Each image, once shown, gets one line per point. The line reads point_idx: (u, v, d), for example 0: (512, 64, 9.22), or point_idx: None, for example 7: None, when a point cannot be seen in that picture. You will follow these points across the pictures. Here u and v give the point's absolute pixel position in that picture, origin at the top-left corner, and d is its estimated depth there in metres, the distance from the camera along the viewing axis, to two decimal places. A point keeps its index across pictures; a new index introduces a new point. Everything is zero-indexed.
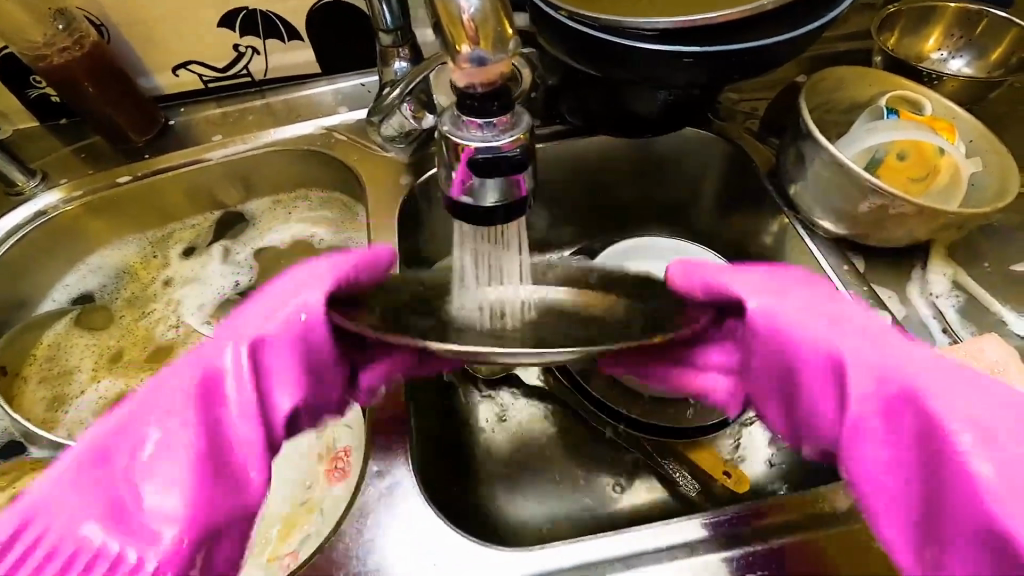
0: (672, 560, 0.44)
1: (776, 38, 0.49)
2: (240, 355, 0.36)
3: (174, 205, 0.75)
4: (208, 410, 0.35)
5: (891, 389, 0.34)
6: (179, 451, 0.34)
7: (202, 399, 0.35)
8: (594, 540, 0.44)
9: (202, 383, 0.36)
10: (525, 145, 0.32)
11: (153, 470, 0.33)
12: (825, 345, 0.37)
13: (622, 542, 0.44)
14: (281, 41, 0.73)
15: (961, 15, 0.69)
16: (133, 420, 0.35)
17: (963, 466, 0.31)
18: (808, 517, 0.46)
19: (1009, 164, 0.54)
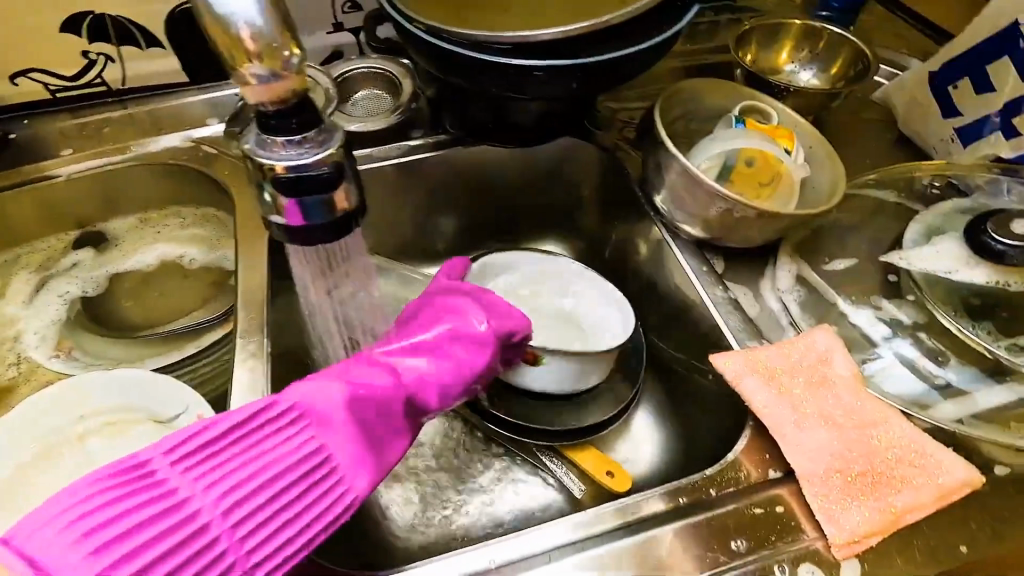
0: (533, 567, 0.41)
1: (623, 52, 0.51)
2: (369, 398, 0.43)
3: (16, 227, 0.67)
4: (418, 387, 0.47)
5: (812, 375, 0.46)
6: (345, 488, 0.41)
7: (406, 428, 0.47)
8: (453, 560, 0.41)
9: (321, 416, 0.41)
10: (338, 161, 0.31)
11: (274, 488, 0.38)
12: (748, 365, 0.46)
13: (484, 556, 0.41)
14: (139, 47, 0.68)
15: (807, 31, 0.76)
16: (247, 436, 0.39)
17: (814, 431, 0.43)
18: (672, 508, 0.43)
19: (841, 168, 0.58)
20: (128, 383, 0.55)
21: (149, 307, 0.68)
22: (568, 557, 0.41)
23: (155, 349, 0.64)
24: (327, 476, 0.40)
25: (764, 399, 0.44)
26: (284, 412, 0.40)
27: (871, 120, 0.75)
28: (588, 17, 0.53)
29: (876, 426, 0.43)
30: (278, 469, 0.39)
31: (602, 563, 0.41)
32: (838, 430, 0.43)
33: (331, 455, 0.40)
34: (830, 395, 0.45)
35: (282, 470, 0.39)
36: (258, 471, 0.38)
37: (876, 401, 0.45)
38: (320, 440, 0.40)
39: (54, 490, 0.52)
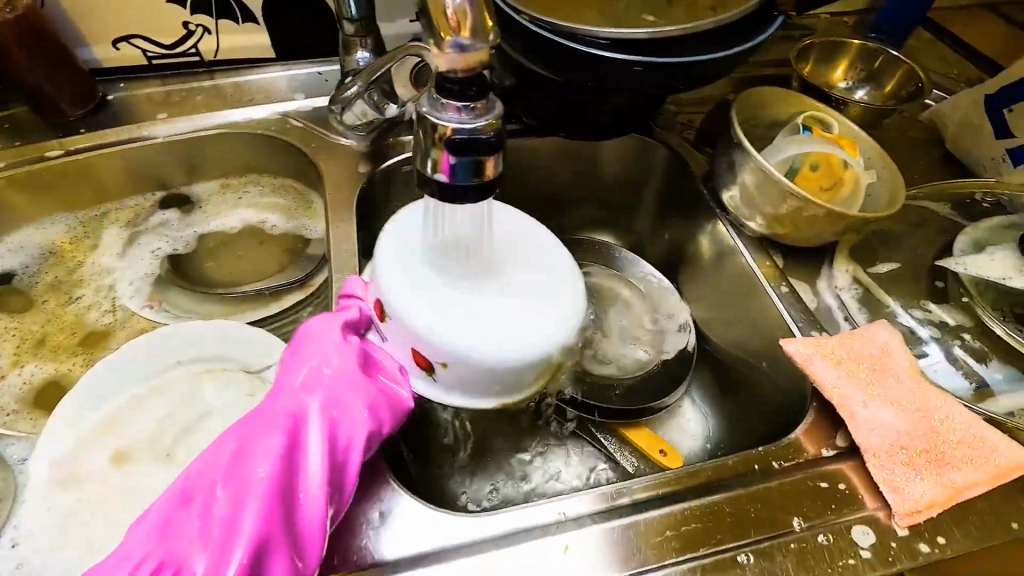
0: (610, 521, 0.44)
1: (712, 55, 0.55)
2: (302, 407, 0.43)
3: (110, 183, 0.71)
4: (307, 396, 0.43)
5: (876, 362, 0.50)
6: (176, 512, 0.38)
7: (267, 430, 0.41)
8: (541, 507, 0.44)
9: (236, 446, 0.40)
10: (498, 129, 0.35)
11: (231, 506, 0.37)
12: (819, 351, 0.50)
13: (564, 507, 0.44)
14: (235, 22, 0.72)
15: (862, 50, 0.80)
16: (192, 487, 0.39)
17: (883, 410, 0.47)
18: (737, 474, 0.46)
19: (898, 178, 0.62)
20: (221, 333, 0.59)
21: (226, 267, 0.71)
22: (644, 514, 0.44)
23: (237, 307, 0.67)
24: (274, 478, 0.38)
25: (834, 380, 0.48)
26: (207, 455, 0.40)
27: (918, 137, 0.79)
28: (678, 20, 0.57)
29: (937, 411, 0.47)
30: (230, 492, 0.38)
31: (667, 523, 0.44)
32: (902, 411, 0.47)
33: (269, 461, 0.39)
34: (894, 381, 0.49)
35: (232, 489, 0.38)
36: (206, 507, 0.38)
37: (935, 389, 0.49)
38: (243, 459, 0.39)
39: (148, 431, 0.55)
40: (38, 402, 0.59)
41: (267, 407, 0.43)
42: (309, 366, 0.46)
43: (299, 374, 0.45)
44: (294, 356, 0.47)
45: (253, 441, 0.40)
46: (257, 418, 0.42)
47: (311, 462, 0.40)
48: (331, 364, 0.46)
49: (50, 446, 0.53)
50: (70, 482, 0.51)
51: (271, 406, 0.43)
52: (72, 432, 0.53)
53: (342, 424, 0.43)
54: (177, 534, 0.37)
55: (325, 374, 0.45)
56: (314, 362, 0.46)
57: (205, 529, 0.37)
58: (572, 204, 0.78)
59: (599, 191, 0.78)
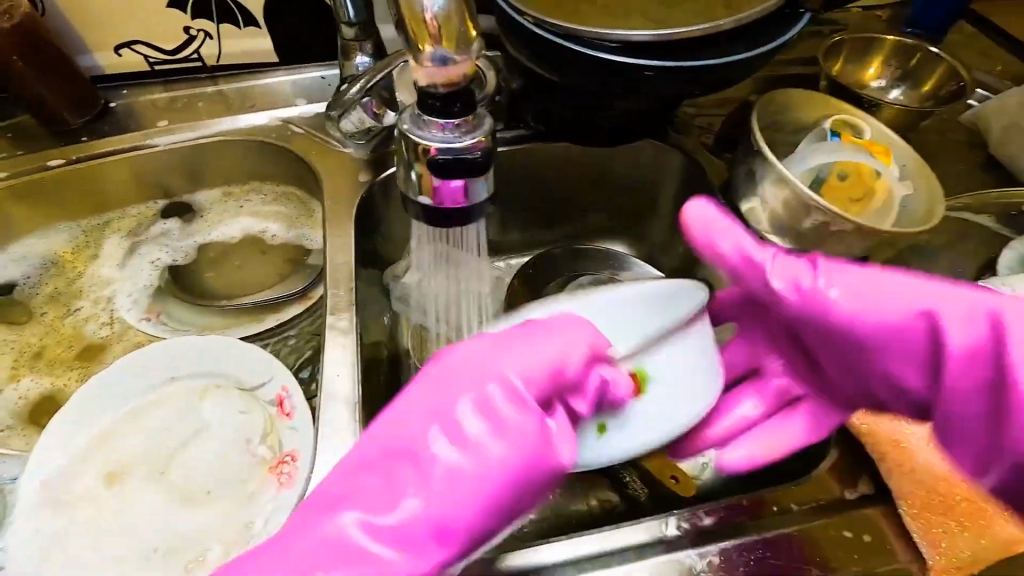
0: (630, 563, 0.41)
1: (731, 58, 0.51)
2: (479, 417, 0.37)
3: (112, 192, 0.70)
4: (489, 412, 0.38)
5: (846, 342, 0.43)
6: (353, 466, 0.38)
7: (443, 434, 0.37)
8: (595, 535, 0.42)
9: (405, 447, 0.37)
10: (487, 147, 0.32)
11: (400, 499, 0.35)
12: (787, 287, 0.43)
13: (615, 538, 0.42)
14: (236, 26, 0.70)
15: (897, 47, 0.74)
16: (364, 478, 0.36)
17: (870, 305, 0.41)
18: (774, 512, 0.43)
19: (936, 189, 0.57)
20: (215, 350, 0.57)
21: (226, 278, 0.70)
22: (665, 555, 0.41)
23: (236, 320, 0.66)
24: (443, 497, 0.35)
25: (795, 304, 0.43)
26: (383, 445, 0.37)
27: (958, 140, 0.73)
28: (696, 19, 0.52)
29: (969, 355, 0.39)
30: (413, 496, 0.35)
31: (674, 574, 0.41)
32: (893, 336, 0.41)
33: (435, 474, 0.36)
34: (892, 299, 0.41)
35: (414, 494, 0.35)
36: (372, 499, 0.36)
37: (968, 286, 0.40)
38: (416, 466, 0.36)
39: (142, 449, 0.53)
40: (34, 417, 0.59)
41: (449, 404, 0.38)
42: (469, 388, 0.38)
43: (474, 384, 0.39)
44: (443, 376, 0.39)
45: (426, 446, 0.37)
46: (435, 416, 0.38)
47: (497, 487, 0.36)
48: (508, 383, 0.39)
49: (42, 465, 0.52)
50: (60, 503, 0.50)
51: (454, 404, 0.38)
52: (64, 450, 0.52)
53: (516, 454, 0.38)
54: (326, 522, 0.35)
55: (499, 394, 0.38)
56: (475, 378, 0.39)
57: (366, 528, 0.35)
58: (583, 212, 0.75)
59: (611, 199, 0.74)
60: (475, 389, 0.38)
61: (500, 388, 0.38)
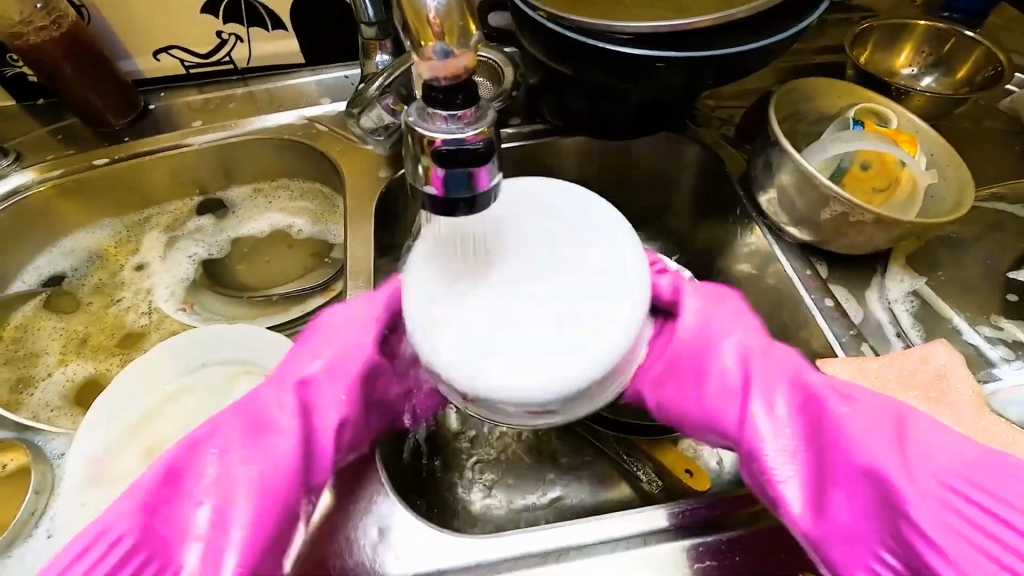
0: (617, 552, 0.43)
1: (747, 47, 0.51)
2: (302, 383, 0.43)
3: (152, 189, 0.74)
4: (257, 406, 0.42)
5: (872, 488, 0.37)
6: (337, 363, 0.44)
7: (292, 390, 0.43)
8: (597, 521, 0.43)
9: (255, 418, 0.41)
10: (490, 138, 0.33)
11: (225, 486, 0.38)
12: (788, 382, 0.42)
13: (619, 523, 0.43)
14: (265, 30, 0.73)
15: (931, 32, 0.72)
16: (233, 417, 0.42)
17: (895, 479, 0.36)
18: None
19: (966, 179, 0.55)
20: (245, 338, 0.60)
21: (254, 270, 0.73)
22: (649, 546, 0.43)
23: (261, 311, 0.69)
24: (234, 464, 0.39)
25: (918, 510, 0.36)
26: (237, 412, 0.42)
27: (997, 127, 0.70)
28: (710, 8, 0.52)
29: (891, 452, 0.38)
30: (237, 468, 0.39)
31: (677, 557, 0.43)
32: (943, 487, 0.37)
33: (227, 465, 0.39)
34: (872, 398, 0.40)
35: (244, 467, 0.39)
36: (231, 468, 0.39)
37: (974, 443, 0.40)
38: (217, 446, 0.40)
39: (178, 432, 0.56)
40: (81, 398, 0.63)
41: (269, 396, 0.43)
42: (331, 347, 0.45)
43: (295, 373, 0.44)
44: (312, 341, 0.46)
45: (266, 427, 0.41)
46: (259, 401, 0.43)
47: (278, 438, 0.40)
48: (328, 363, 0.44)
49: (84, 444, 0.55)
50: (102, 481, 0.53)
51: (285, 385, 0.43)
52: (105, 429, 0.56)
53: (260, 449, 0.40)
54: (185, 497, 0.38)
55: (318, 376, 0.44)
56: (311, 361, 0.44)
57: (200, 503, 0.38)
58: None
59: (628, 194, 0.73)
60: (288, 377, 0.44)
61: (318, 369, 0.44)
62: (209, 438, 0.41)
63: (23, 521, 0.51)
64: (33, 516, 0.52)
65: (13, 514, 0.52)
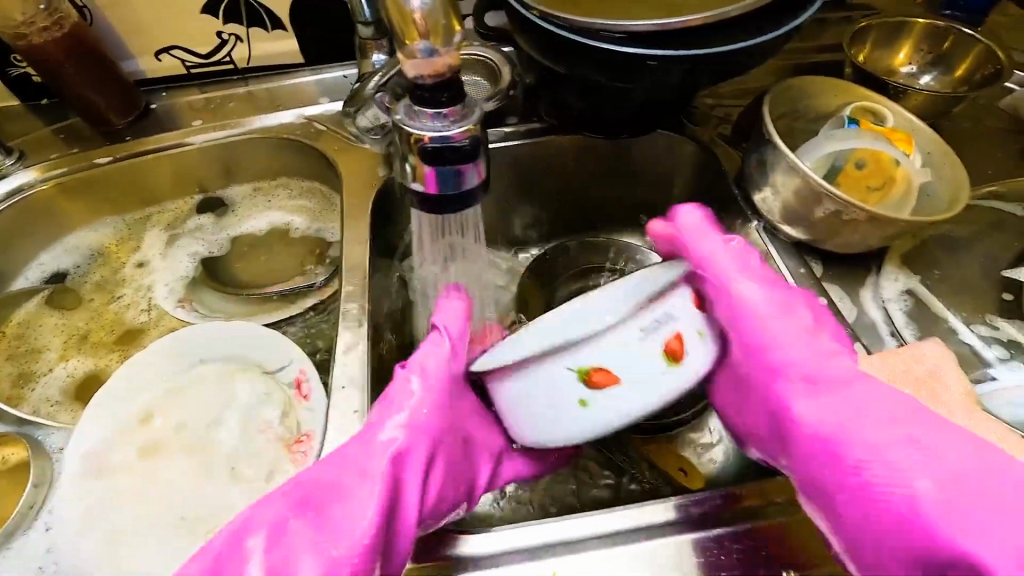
0: (606, 547, 0.43)
1: (741, 45, 0.51)
2: (409, 432, 0.43)
3: (153, 187, 0.75)
4: (349, 463, 0.41)
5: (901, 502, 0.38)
6: (413, 418, 0.43)
7: (378, 444, 0.42)
8: (587, 517, 0.44)
9: (332, 480, 0.41)
10: (475, 135, 0.33)
11: (285, 551, 0.37)
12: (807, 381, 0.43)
13: (610, 520, 0.43)
14: (264, 30, 0.73)
15: (930, 31, 0.71)
16: (333, 471, 0.41)
17: (907, 496, 0.37)
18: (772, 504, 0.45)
19: (962, 177, 0.55)
20: (243, 335, 0.61)
21: (252, 268, 0.74)
22: (637, 540, 0.43)
23: (259, 308, 0.69)
24: (306, 534, 0.38)
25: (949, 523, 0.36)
26: (338, 466, 0.41)
27: (996, 125, 0.70)
28: (704, 7, 0.52)
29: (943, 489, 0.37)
30: (300, 535, 0.38)
31: (668, 554, 0.43)
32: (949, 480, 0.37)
33: (300, 530, 0.38)
34: (858, 392, 0.42)
35: (304, 530, 0.38)
36: (299, 535, 0.38)
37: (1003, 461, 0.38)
38: (309, 514, 0.39)
39: (176, 427, 0.57)
40: (81, 393, 0.64)
41: (366, 443, 0.42)
42: (411, 399, 0.44)
43: (375, 425, 0.43)
44: (395, 399, 0.44)
45: (335, 493, 0.40)
46: (349, 454, 0.42)
47: (354, 496, 0.40)
48: (414, 413, 0.43)
49: (83, 437, 0.56)
50: (100, 473, 0.54)
51: (377, 434, 0.43)
52: (104, 423, 0.57)
53: (325, 503, 0.39)
54: (240, 569, 0.37)
55: (405, 427, 0.43)
56: (399, 400, 0.44)
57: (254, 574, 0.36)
58: (596, 205, 0.75)
59: (625, 192, 0.73)
60: (389, 428, 0.43)
61: (405, 418, 0.43)
62: (283, 493, 0.40)
63: (22, 513, 0.52)
64: (32, 509, 0.52)
65: (13, 507, 0.53)
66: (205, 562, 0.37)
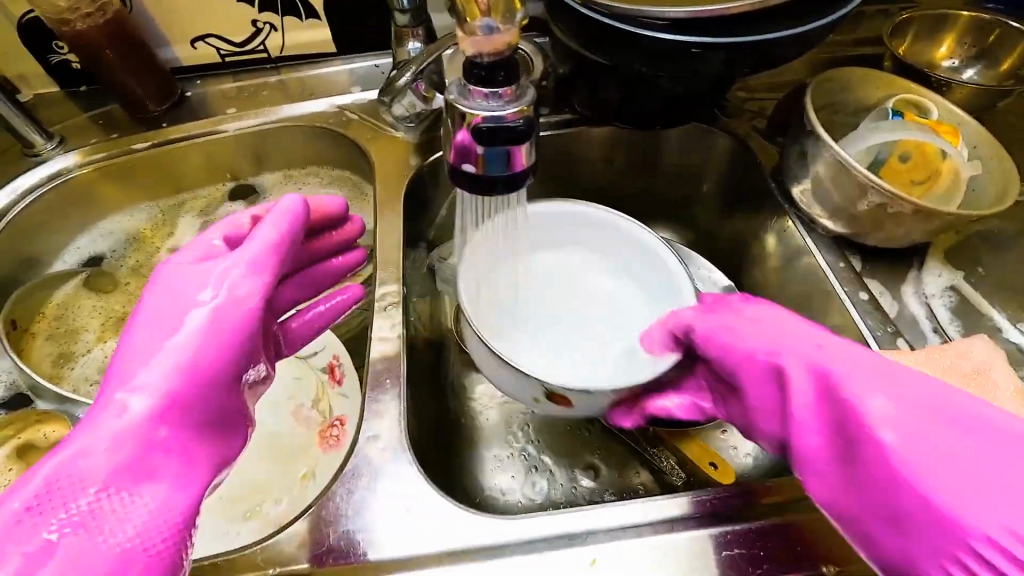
0: (642, 537, 0.44)
1: (787, 33, 0.50)
2: (162, 386, 0.38)
3: (187, 173, 0.76)
4: (105, 422, 0.37)
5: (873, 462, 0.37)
6: (174, 367, 0.39)
7: (118, 392, 0.38)
8: (623, 507, 0.44)
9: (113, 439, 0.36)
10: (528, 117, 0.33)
11: (101, 532, 0.34)
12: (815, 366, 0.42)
13: (646, 509, 0.45)
14: (298, 18, 0.74)
15: (974, 23, 0.70)
16: (92, 432, 0.37)
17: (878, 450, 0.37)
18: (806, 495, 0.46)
19: (1011, 171, 0.54)
20: None
21: None
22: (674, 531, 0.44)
23: None
24: (95, 509, 0.35)
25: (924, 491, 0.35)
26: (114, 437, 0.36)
27: None
28: None
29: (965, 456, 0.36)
30: (91, 522, 0.34)
31: (704, 545, 0.44)
32: (937, 424, 0.37)
33: (56, 510, 0.34)
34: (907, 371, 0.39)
35: (120, 500, 0.35)
36: (90, 511, 0.35)
37: None
38: (42, 485, 0.35)
39: None
40: None
41: (111, 401, 0.38)
42: (165, 313, 0.41)
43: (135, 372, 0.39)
44: (151, 324, 0.41)
45: (147, 455, 0.37)
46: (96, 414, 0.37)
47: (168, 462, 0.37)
48: (174, 358, 0.39)
49: None
50: None
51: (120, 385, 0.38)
52: None
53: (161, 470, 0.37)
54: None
55: (180, 374, 0.39)
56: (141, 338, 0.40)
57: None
58: (626, 197, 0.74)
59: (656, 185, 0.73)
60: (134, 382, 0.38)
61: (177, 360, 0.39)
62: (81, 468, 0.35)
63: None
64: None
65: None
66: None
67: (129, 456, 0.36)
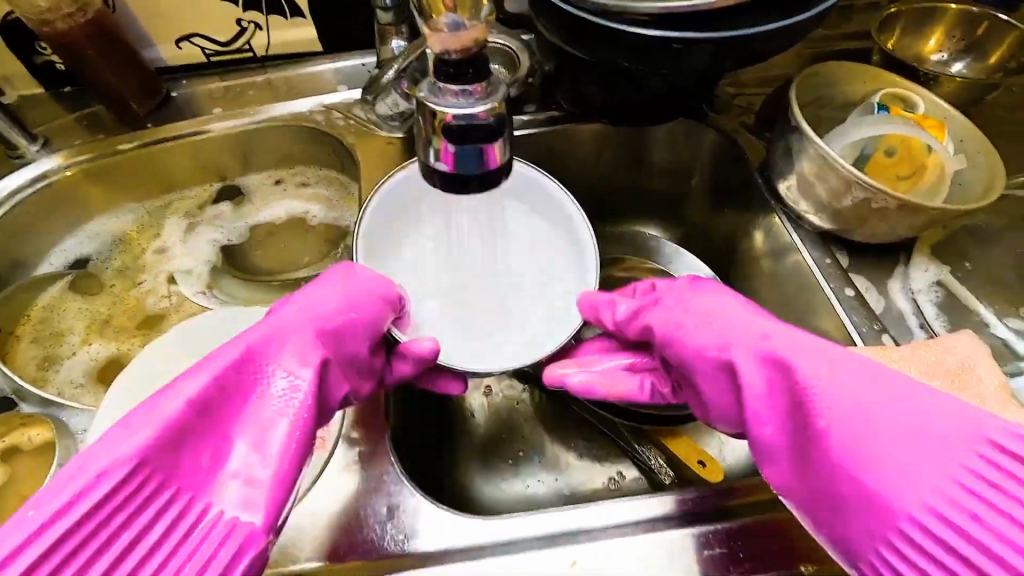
0: (625, 537, 0.44)
1: (771, 28, 0.49)
2: (278, 373, 0.42)
3: (173, 174, 0.75)
4: (217, 401, 0.40)
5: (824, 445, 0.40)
6: (295, 365, 0.42)
7: (236, 380, 0.41)
8: (607, 507, 0.44)
9: (209, 413, 0.39)
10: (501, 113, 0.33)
11: (195, 504, 0.36)
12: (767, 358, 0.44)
13: (631, 508, 0.44)
14: (283, 17, 0.73)
15: (963, 16, 0.69)
16: (205, 404, 0.39)
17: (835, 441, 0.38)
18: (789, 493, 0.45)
19: (997, 164, 0.53)
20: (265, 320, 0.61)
21: (270, 254, 0.75)
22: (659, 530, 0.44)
23: (279, 295, 0.70)
24: (191, 478, 0.37)
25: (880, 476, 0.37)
26: (218, 410, 0.40)
27: None
28: None
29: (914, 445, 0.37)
30: (192, 484, 0.36)
31: (688, 544, 0.43)
32: (888, 417, 0.37)
33: (157, 479, 0.36)
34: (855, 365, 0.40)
35: (214, 471, 0.37)
36: (192, 475, 0.37)
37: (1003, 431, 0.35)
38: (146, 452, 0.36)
39: None
40: (104, 377, 0.65)
41: (226, 383, 0.41)
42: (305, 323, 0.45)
43: (254, 364, 0.42)
44: (289, 332, 0.45)
45: (250, 432, 0.39)
46: (210, 390, 0.40)
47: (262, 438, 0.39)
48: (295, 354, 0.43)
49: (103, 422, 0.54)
50: None
51: (238, 367, 0.42)
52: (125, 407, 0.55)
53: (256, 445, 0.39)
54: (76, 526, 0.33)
55: (294, 368, 0.42)
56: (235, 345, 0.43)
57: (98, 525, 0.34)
58: (615, 195, 0.74)
59: (644, 182, 0.72)
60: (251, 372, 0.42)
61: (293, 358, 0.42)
62: (189, 434, 0.38)
63: None
64: None
65: (38, 486, 0.54)
66: (67, 518, 0.33)
67: (241, 436, 0.38)
